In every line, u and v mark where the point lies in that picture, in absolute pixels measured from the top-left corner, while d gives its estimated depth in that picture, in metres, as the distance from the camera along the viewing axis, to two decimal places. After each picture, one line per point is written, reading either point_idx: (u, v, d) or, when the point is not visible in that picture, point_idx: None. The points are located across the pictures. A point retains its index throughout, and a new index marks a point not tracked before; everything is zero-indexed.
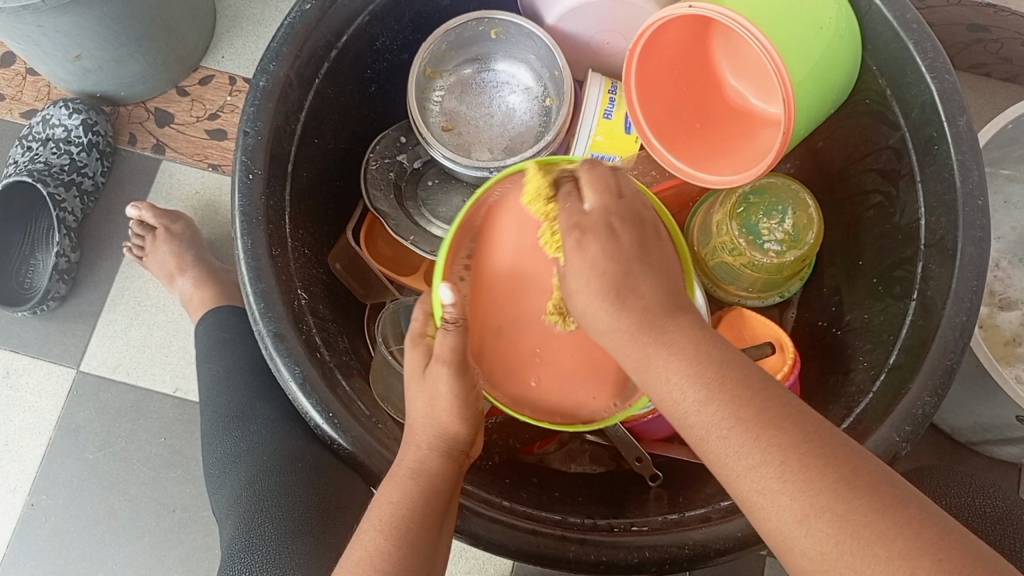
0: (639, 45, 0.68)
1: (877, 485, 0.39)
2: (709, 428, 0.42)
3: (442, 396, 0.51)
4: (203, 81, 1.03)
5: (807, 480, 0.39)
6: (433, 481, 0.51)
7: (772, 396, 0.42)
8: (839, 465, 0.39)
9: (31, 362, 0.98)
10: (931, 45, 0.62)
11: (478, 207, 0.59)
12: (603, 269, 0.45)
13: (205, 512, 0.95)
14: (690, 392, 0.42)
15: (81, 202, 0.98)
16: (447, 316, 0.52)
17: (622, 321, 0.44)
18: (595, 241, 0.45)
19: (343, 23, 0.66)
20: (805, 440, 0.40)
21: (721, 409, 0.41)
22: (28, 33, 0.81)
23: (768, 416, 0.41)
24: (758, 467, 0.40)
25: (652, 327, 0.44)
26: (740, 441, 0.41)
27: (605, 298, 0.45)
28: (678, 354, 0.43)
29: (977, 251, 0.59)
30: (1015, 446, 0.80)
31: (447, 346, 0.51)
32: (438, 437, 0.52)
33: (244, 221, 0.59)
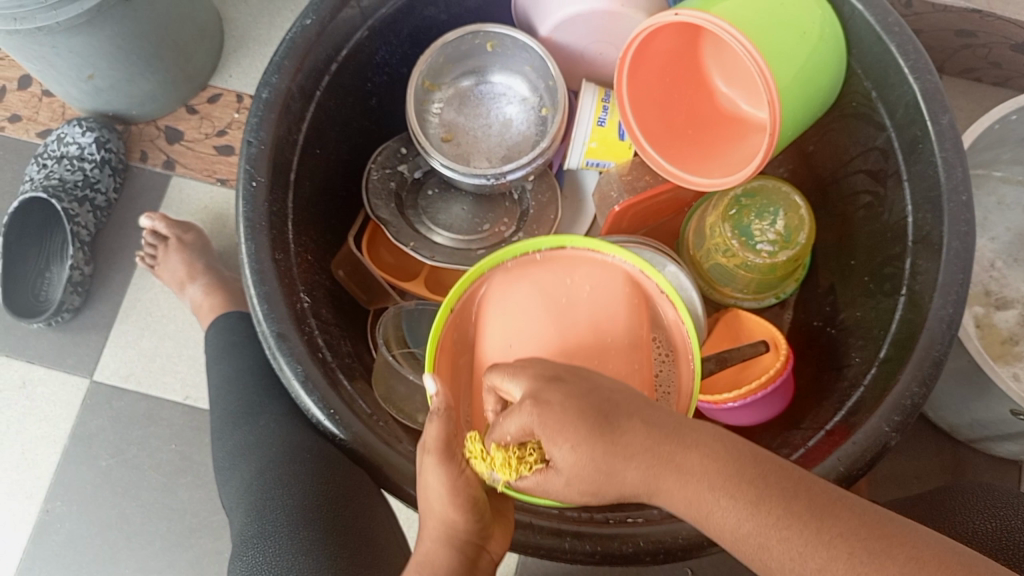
0: (630, 53, 0.71)
1: (948, 558, 0.38)
2: (766, 534, 0.41)
3: (438, 490, 0.50)
4: (212, 100, 1.06)
5: (879, 568, 0.39)
6: (438, 575, 0.48)
7: (821, 491, 0.42)
8: (901, 543, 0.39)
9: (47, 373, 1.01)
10: (913, 47, 0.64)
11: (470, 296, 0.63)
12: (578, 411, 0.46)
13: (214, 517, 0.97)
14: (737, 505, 0.42)
15: (94, 217, 1.01)
16: (433, 403, 0.52)
17: (631, 454, 0.46)
18: (552, 413, 0.46)
19: (342, 38, 0.68)
20: (862, 526, 0.40)
21: (773, 515, 0.42)
22: (43, 54, 0.84)
23: (818, 509, 0.41)
24: (827, 565, 0.40)
25: (670, 442, 0.46)
26: (798, 541, 0.41)
27: (596, 435, 0.46)
28: (711, 466, 0.44)
29: (962, 245, 0.60)
30: (1013, 443, 0.80)
31: (435, 434, 0.51)
32: (444, 527, 0.50)
33: (248, 226, 0.61)
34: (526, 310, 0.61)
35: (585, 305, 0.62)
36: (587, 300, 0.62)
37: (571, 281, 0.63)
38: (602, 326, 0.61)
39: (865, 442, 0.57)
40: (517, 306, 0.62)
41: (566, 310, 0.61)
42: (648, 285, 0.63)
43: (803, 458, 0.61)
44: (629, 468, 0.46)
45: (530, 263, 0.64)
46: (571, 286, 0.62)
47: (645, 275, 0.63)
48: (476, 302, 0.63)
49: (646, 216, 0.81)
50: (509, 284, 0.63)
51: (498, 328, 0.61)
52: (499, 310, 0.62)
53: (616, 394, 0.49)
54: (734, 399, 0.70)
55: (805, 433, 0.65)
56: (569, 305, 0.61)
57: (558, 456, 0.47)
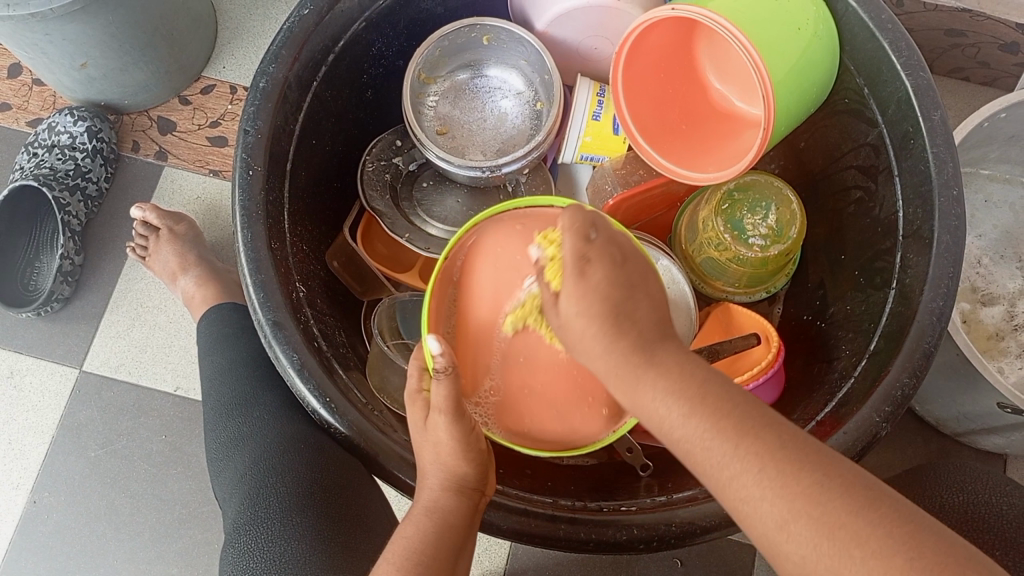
0: (626, 47, 0.71)
1: (852, 486, 0.39)
2: (701, 440, 0.42)
3: (445, 443, 0.53)
4: (205, 91, 1.06)
5: (784, 483, 0.39)
6: (447, 519, 0.52)
7: (752, 409, 0.42)
8: (808, 468, 0.40)
9: (35, 363, 1.00)
10: (905, 44, 0.65)
11: (457, 251, 0.62)
12: (605, 292, 0.45)
13: (205, 507, 0.96)
14: (674, 408, 0.43)
15: (85, 207, 1.01)
16: (439, 364, 0.52)
17: (617, 349, 0.45)
18: (584, 281, 0.45)
19: (339, 29, 0.68)
20: (781, 447, 0.40)
21: (705, 423, 0.42)
22: (36, 41, 0.84)
23: (747, 426, 0.41)
24: (740, 474, 0.40)
25: (645, 352, 0.44)
26: (723, 453, 0.41)
27: (605, 324, 0.45)
28: (665, 376, 0.44)
29: (952, 239, 0.60)
30: (1000, 436, 0.82)
31: (443, 396, 0.52)
32: (449, 478, 0.53)
33: (244, 215, 0.61)
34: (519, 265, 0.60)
35: None
36: None
37: None
38: None
39: (856, 433, 0.57)
40: (511, 258, 0.61)
41: None
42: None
43: None
44: (602, 346, 0.45)
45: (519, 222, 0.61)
46: None
47: None
48: (467, 249, 0.62)
49: (639, 210, 0.81)
50: (503, 237, 0.61)
51: (492, 284, 0.61)
52: (490, 262, 0.61)
53: (643, 302, 0.46)
54: None
55: (795, 425, 0.66)
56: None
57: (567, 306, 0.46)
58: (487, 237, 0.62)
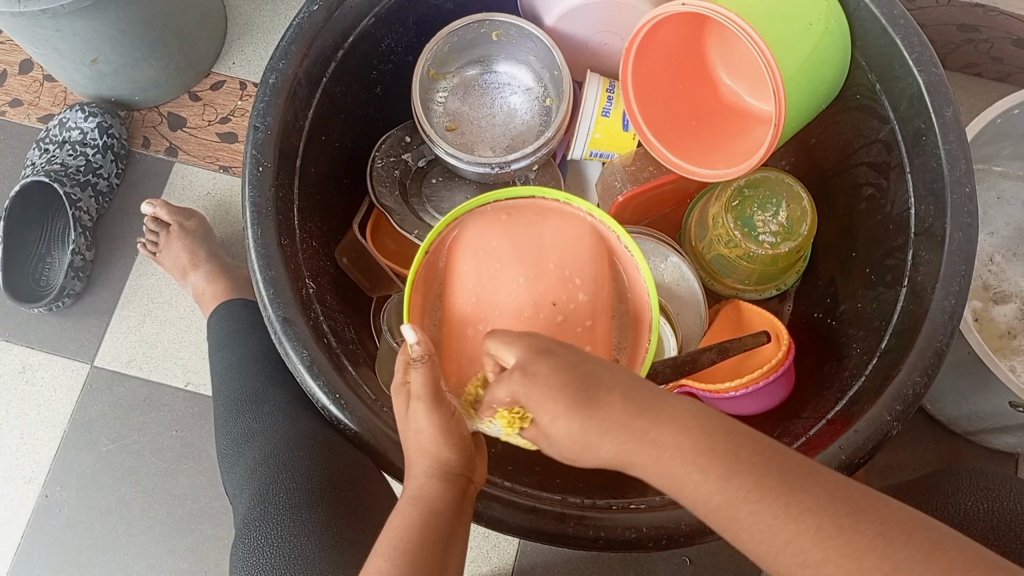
0: (636, 43, 0.71)
1: (914, 532, 0.37)
2: (737, 505, 0.40)
3: (426, 430, 0.52)
4: (215, 87, 1.06)
5: (846, 540, 0.38)
6: (433, 505, 0.51)
7: (787, 460, 0.41)
8: (873, 519, 0.38)
9: (47, 358, 1.01)
10: (918, 40, 0.64)
11: (440, 244, 0.63)
12: (562, 382, 0.43)
13: (215, 503, 0.97)
14: (707, 476, 0.41)
15: (96, 203, 1.01)
16: (414, 353, 0.51)
17: (606, 422, 0.43)
18: (536, 383, 0.43)
19: (349, 25, 0.68)
20: (832, 500, 0.39)
21: (744, 486, 0.40)
22: (47, 37, 0.84)
23: (791, 482, 0.40)
24: (796, 537, 0.38)
25: (644, 413, 0.43)
26: (770, 514, 0.39)
27: (577, 408, 0.43)
28: (687, 435, 0.42)
29: (965, 237, 0.60)
30: (1012, 435, 0.81)
31: (422, 383, 0.51)
32: (434, 464, 0.52)
33: (254, 212, 0.61)
34: (500, 256, 0.62)
35: (553, 251, 0.62)
36: (553, 247, 0.62)
37: (538, 228, 0.63)
38: (569, 268, 0.61)
39: (868, 431, 0.57)
40: (490, 250, 0.62)
41: (536, 260, 0.61)
42: (615, 245, 0.63)
43: (804, 446, 0.61)
44: (606, 440, 0.43)
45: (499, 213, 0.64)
46: (540, 235, 0.62)
47: (612, 232, 0.63)
48: (450, 243, 0.63)
49: (648, 207, 0.81)
50: (485, 224, 0.63)
51: (472, 276, 0.62)
52: (471, 255, 0.62)
53: (608, 371, 0.45)
54: (736, 388, 0.70)
55: (806, 423, 0.66)
56: (539, 255, 0.62)
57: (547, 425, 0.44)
58: (467, 231, 0.63)
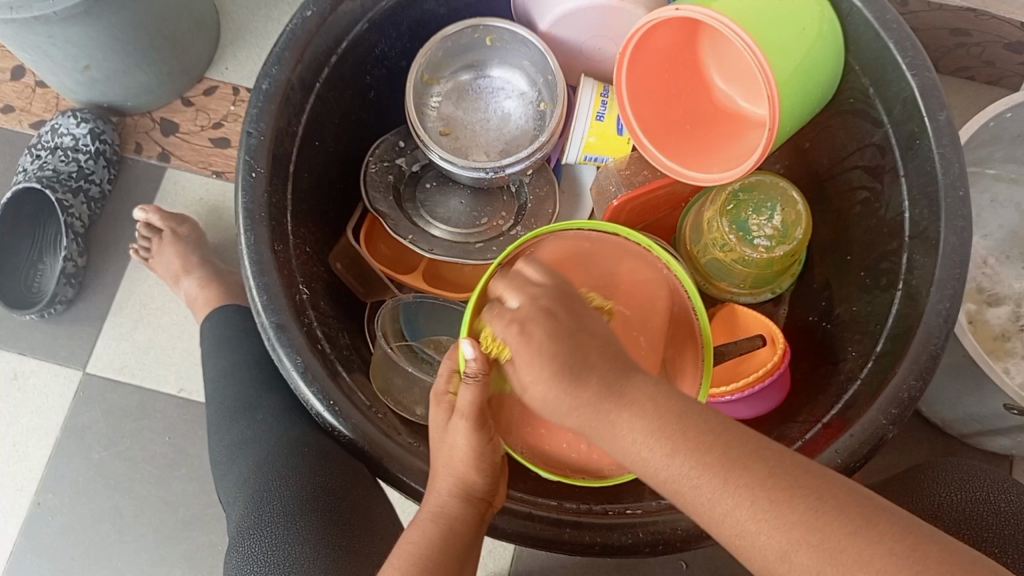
0: (630, 47, 0.71)
1: (848, 505, 0.39)
2: (683, 479, 0.41)
3: (460, 449, 0.52)
4: (208, 92, 1.06)
5: (779, 515, 0.39)
6: (453, 527, 0.52)
7: (735, 434, 0.42)
8: (809, 495, 0.39)
9: (39, 365, 1.00)
10: (911, 44, 0.64)
11: (518, 255, 0.62)
12: (552, 350, 0.43)
13: (208, 510, 0.96)
14: (657, 451, 0.41)
15: (88, 209, 1.01)
16: (469, 369, 0.50)
17: (582, 397, 0.43)
18: (530, 343, 0.44)
19: (342, 30, 0.68)
20: (772, 475, 0.40)
21: (689, 461, 0.41)
22: (39, 44, 0.84)
23: (734, 456, 0.41)
24: (733, 509, 0.40)
25: (611, 394, 0.43)
26: (710, 488, 0.40)
27: (564, 377, 0.43)
28: (640, 415, 0.42)
29: (959, 240, 0.60)
30: (1006, 437, 0.81)
31: (470, 400, 0.51)
32: (460, 484, 0.53)
33: (247, 217, 0.61)
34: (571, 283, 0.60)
35: (625, 285, 0.61)
36: (626, 281, 0.61)
37: (614, 259, 0.62)
38: (638, 304, 0.60)
39: (864, 435, 0.57)
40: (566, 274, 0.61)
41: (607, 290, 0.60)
42: (679, 292, 0.62)
43: (799, 450, 0.61)
44: (572, 413, 0.43)
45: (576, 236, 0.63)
46: (613, 268, 0.61)
47: (685, 294, 0.62)
48: (526, 256, 0.62)
49: (643, 210, 0.81)
50: (567, 245, 0.62)
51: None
52: None
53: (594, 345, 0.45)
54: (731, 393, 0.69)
55: (802, 427, 0.66)
56: (609, 284, 0.60)
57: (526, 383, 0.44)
58: (546, 250, 0.62)
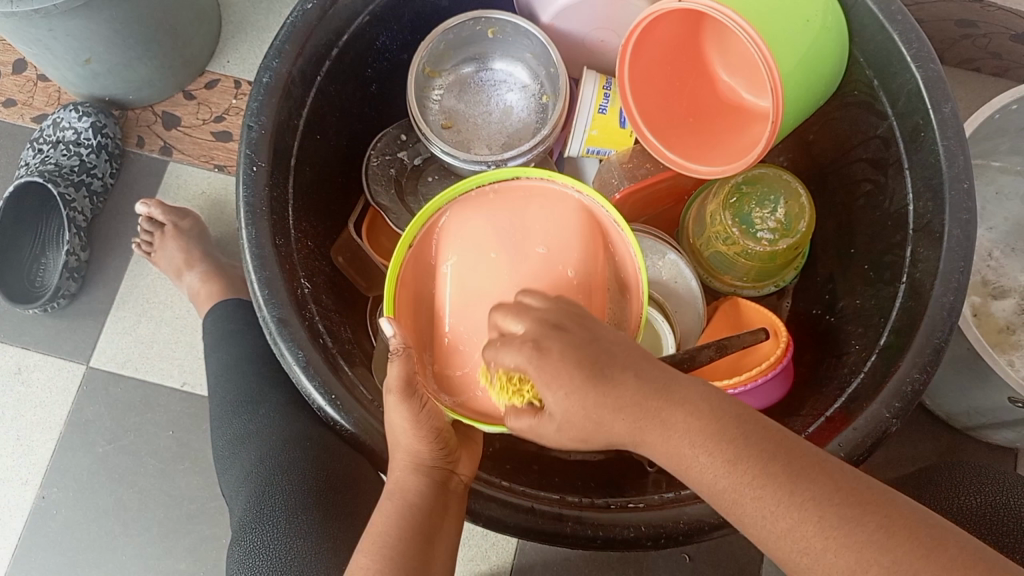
0: (632, 40, 0.70)
1: (911, 528, 0.40)
2: (743, 489, 0.42)
3: (399, 423, 0.54)
4: (209, 86, 1.05)
5: (845, 533, 0.40)
6: (412, 500, 0.53)
7: (797, 451, 0.43)
8: (878, 511, 0.40)
9: (42, 359, 1.00)
10: (916, 35, 0.64)
11: (427, 228, 0.63)
12: (574, 361, 0.46)
13: (212, 503, 0.96)
14: (717, 458, 0.43)
15: (90, 203, 1.01)
16: (392, 343, 0.54)
17: (623, 406, 0.46)
18: (549, 359, 0.46)
19: (343, 23, 0.68)
20: (836, 488, 0.41)
21: (751, 471, 0.42)
22: (40, 37, 0.83)
23: (798, 469, 0.42)
24: (798, 525, 0.41)
25: (659, 395, 0.46)
26: (773, 501, 0.42)
27: (591, 386, 0.46)
28: (694, 418, 0.44)
29: (964, 233, 0.60)
30: (1010, 431, 0.81)
31: (397, 375, 0.53)
32: (410, 456, 0.54)
33: (248, 211, 0.61)
34: (482, 247, 0.62)
35: (536, 232, 0.62)
36: (540, 228, 0.62)
37: (523, 211, 0.62)
38: (555, 248, 0.61)
39: (867, 429, 0.57)
40: (476, 240, 0.62)
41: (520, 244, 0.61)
42: (603, 219, 0.62)
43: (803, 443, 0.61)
44: (618, 417, 0.46)
45: (485, 198, 0.63)
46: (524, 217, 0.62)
47: (600, 209, 0.62)
48: (436, 233, 0.63)
49: (646, 203, 0.81)
50: (471, 211, 0.63)
51: (457, 274, 0.62)
52: (458, 244, 0.62)
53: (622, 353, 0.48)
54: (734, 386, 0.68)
55: (805, 420, 0.65)
56: (521, 237, 0.62)
57: (551, 406, 0.47)
58: (452, 220, 0.63)
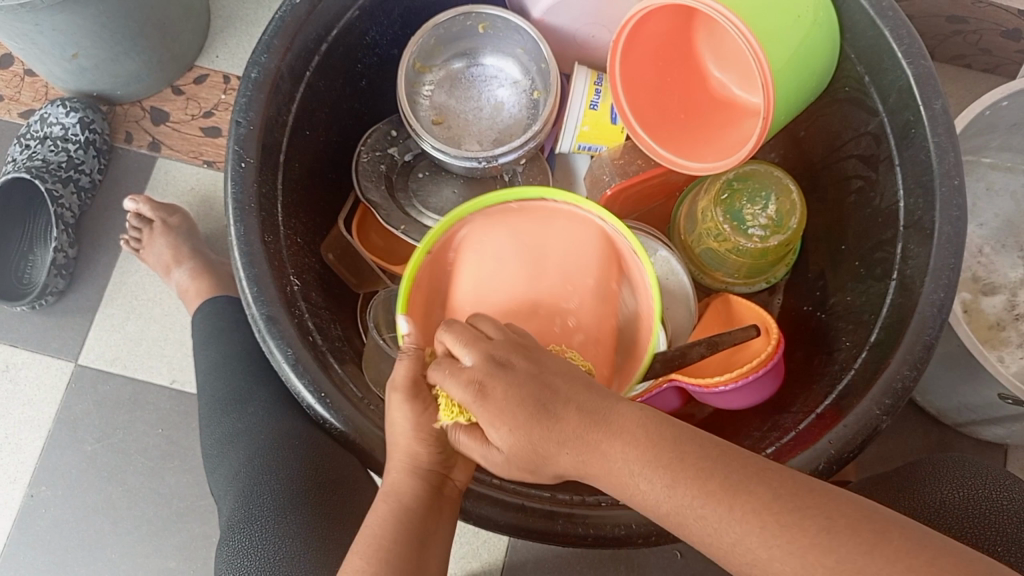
0: (624, 35, 0.70)
1: (860, 526, 0.38)
2: (686, 511, 0.42)
3: (399, 422, 0.54)
4: (198, 81, 1.05)
5: (791, 538, 0.39)
6: (405, 504, 0.52)
7: (733, 462, 0.42)
8: (818, 514, 0.39)
9: (31, 357, 0.99)
10: (907, 31, 0.63)
11: (448, 236, 0.65)
12: (518, 398, 0.47)
13: (202, 501, 0.96)
14: (656, 480, 0.43)
15: (78, 199, 1.00)
16: (407, 343, 0.55)
17: (561, 430, 0.46)
18: (491, 403, 0.47)
19: (332, 18, 0.67)
20: (777, 499, 0.40)
21: (691, 490, 0.41)
22: (26, 32, 0.83)
23: (737, 480, 0.41)
24: (744, 537, 0.40)
25: (597, 422, 0.46)
26: (716, 516, 0.41)
27: (533, 419, 0.46)
28: (631, 443, 0.44)
29: (954, 230, 0.60)
30: (1000, 427, 0.81)
31: (402, 374, 0.54)
32: (409, 460, 0.54)
33: (236, 208, 0.60)
34: (501, 258, 0.64)
35: (557, 257, 0.64)
36: (560, 251, 0.64)
37: (544, 230, 0.65)
38: (571, 273, 0.64)
39: (857, 426, 0.57)
40: (494, 250, 0.64)
41: (536, 263, 0.64)
42: (620, 244, 0.64)
43: (794, 441, 0.61)
44: (562, 452, 0.46)
45: (507, 214, 0.65)
46: (547, 238, 0.64)
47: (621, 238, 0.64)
48: (453, 243, 0.65)
49: (636, 201, 0.81)
50: (491, 227, 0.65)
51: (471, 273, 0.64)
52: (477, 257, 0.64)
53: (560, 381, 0.48)
54: (726, 382, 0.68)
55: (795, 417, 0.65)
56: (541, 261, 0.64)
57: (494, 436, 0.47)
58: (472, 232, 0.65)
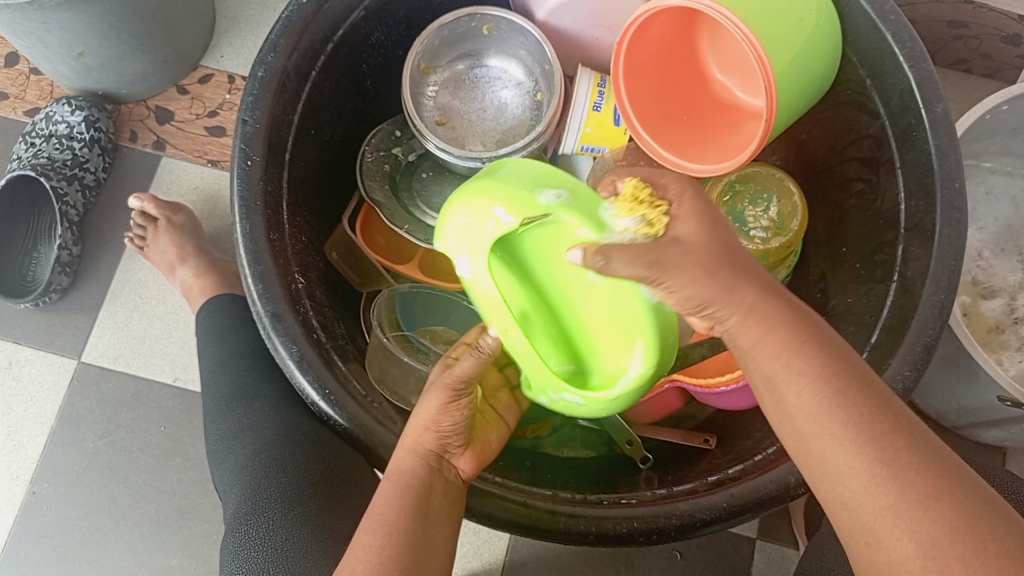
0: (628, 36, 0.71)
1: (981, 512, 0.41)
2: (834, 429, 0.44)
3: (433, 412, 0.55)
4: (203, 80, 1.05)
5: (915, 499, 0.42)
6: (410, 481, 0.53)
7: (895, 420, 0.44)
8: (950, 491, 0.42)
9: (33, 354, 1.00)
10: (909, 35, 0.64)
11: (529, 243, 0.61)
12: (710, 230, 0.47)
13: (204, 498, 0.96)
14: (812, 395, 0.45)
15: (83, 197, 1.00)
16: (484, 346, 0.57)
17: (736, 277, 0.46)
18: (696, 216, 0.48)
19: (339, 18, 0.68)
20: (916, 462, 0.43)
21: (848, 417, 0.44)
22: (33, 30, 0.83)
23: (892, 435, 0.43)
24: (871, 476, 0.43)
25: (770, 311, 0.46)
26: (856, 449, 0.43)
27: (720, 250, 0.47)
28: (806, 352, 0.45)
29: (954, 232, 0.60)
30: (1000, 429, 0.82)
31: (469, 365, 0.56)
32: (416, 441, 0.55)
33: (243, 206, 0.61)
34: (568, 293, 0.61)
35: None
36: None
37: None
38: None
39: None
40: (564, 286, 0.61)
41: None
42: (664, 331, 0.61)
43: None
44: (719, 288, 0.46)
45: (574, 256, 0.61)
46: None
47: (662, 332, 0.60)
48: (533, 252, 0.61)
49: None
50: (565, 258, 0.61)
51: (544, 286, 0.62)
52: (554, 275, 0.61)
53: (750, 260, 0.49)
54: (728, 382, 0.69)
55: None
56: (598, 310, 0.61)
57: (679, 232, 0.47)
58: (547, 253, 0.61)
